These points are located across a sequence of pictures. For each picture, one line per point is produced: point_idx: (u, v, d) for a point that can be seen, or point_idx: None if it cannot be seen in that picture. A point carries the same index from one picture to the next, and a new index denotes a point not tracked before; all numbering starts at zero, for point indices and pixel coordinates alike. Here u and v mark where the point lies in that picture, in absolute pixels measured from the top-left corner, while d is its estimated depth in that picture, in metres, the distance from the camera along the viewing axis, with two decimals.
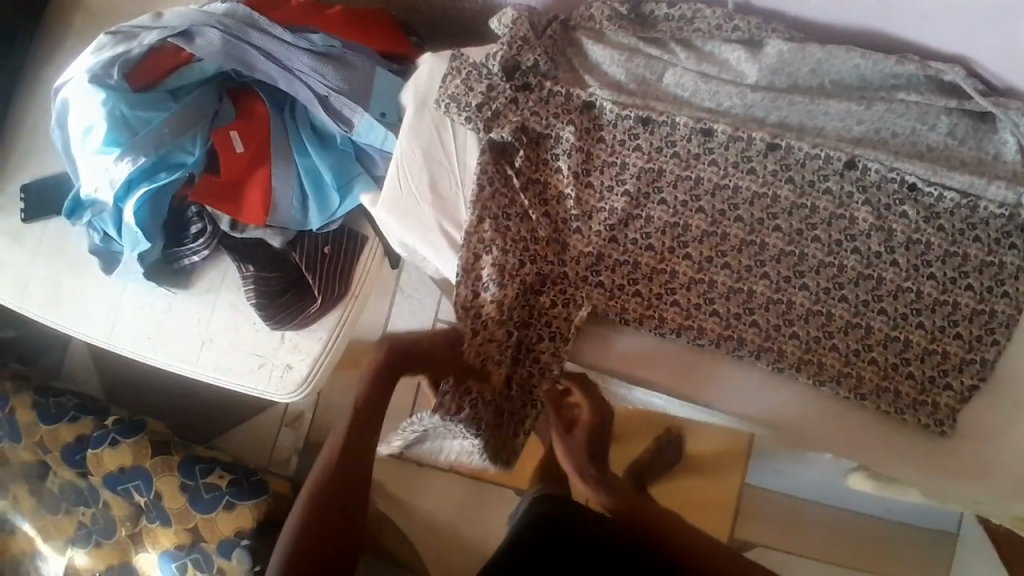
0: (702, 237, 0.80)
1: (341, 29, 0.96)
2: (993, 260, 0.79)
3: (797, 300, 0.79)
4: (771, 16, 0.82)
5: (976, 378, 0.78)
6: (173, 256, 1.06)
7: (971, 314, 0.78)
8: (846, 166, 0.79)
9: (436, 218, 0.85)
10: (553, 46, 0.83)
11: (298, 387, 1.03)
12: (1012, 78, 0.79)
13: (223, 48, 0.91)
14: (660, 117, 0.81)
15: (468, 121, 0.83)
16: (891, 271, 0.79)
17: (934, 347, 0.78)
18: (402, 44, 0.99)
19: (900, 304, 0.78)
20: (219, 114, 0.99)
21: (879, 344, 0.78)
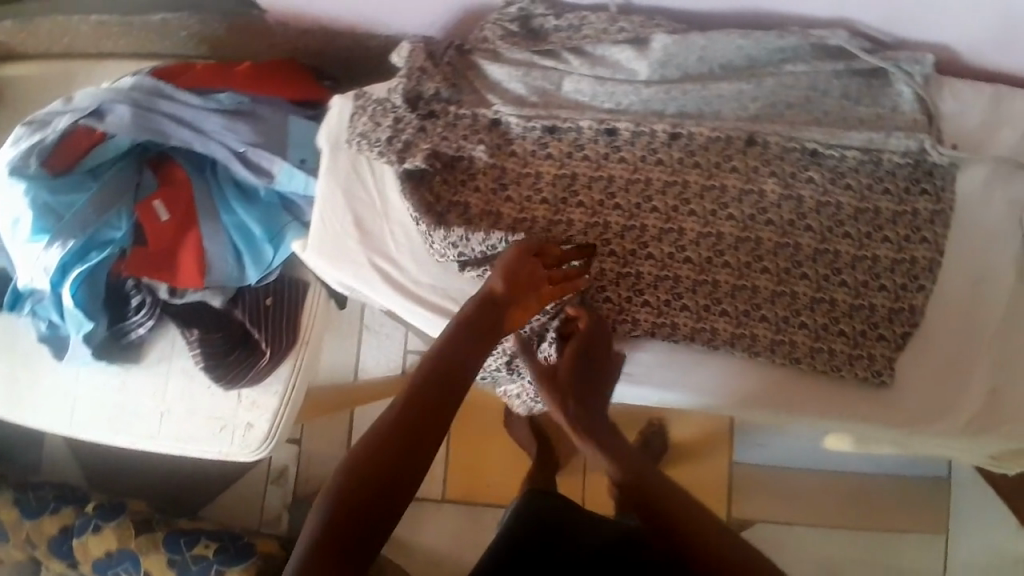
0: (624, 233, 0.83)
1: (251, 82, 0.97)
2: (904, 209, 0.82)
3: (721, 278, 0.82)
4: (654, 13, 0.85)
5: (907, 326, 0.81)
6: (119, 332, 1.05)
7: (891, 265, 0.81)
8: (747, 143, 0.83)
9: (365, 253, 0.87)
10: (458, 71, 0.86)
11: (261, 443, 1.03)
12: (888, 36, 0.83)
13: (134, 120, 0.92)
14: (565, 123, 0.84)
15: (381, 154, 0.85)
16: (805, 236, 0.82)
17: (861, 302, 0.81)
18: (313, 88, 1.01)
19: (820, 266, 0.81)
20: (141, 185, 1.00)
21: (807, 307, 0.81)
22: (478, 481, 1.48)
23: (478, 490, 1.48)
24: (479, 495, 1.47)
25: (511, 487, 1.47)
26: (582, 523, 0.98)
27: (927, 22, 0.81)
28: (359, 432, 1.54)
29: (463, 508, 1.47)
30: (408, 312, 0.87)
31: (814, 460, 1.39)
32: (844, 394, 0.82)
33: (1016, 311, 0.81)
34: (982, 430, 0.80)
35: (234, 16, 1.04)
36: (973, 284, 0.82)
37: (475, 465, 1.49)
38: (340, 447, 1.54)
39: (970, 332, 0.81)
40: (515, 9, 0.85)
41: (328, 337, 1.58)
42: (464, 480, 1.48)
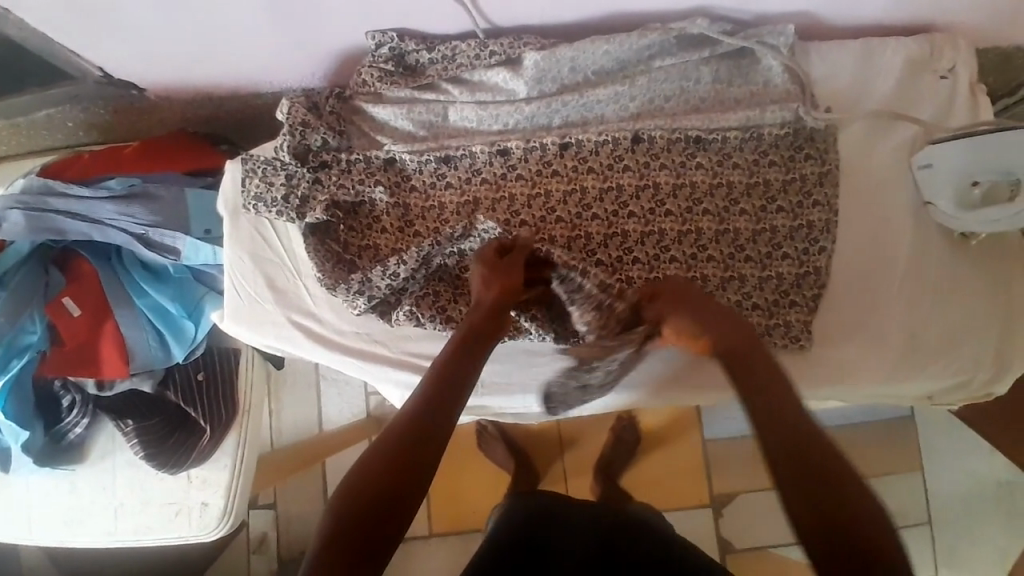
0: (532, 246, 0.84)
1: (140, 165, 1.00)
2: (794, 176, 0.85)
3: (634, 274, 0.84)
4: (523, 31, 0.88)
5: (815, 288, 0.84)
6: (57, 434, 1.03)
7: (790, 232, 0.84)
8: (634, 142, 0.85)
9: (283, 312, 0.86)
10: (343, 116, 0.87)
11: (219, 521, 1.01)
12: (745, 17, 0.87)
13: (30, 224, 0.91)
14: (457, 152, 0.86)
15: (280, 214, 0.85)
16: (706, 219, 0.84)
17: (769, 273, 0.84)
18: (208, 157, 1.03)
19: (725, 246, 0.84)
20: (49, 284, 0.97)
21: (718, 288, 0.83)
22: (461, 508, 1.47)
23: (463, 517, 1.46)
24: (466, 522, 1.46)
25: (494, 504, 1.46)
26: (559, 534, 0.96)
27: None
28: (334, 482, 1.52)
29: (452, 539, 1.46)
30: (337, 363, 0.86)
31: (779, 423, 1.41)
32: (772, 364, 0.84)
33: (917, 256, 0.85)
34: (908, 373, 0.83)
35: (118, 99, 1.04)
36: (871, 235, 0.86)
37: (456, 492, 1.47)
38: (319, 501, 1.52)
39: (879, 281, 0.85)
40: (387, 49, 0.87)
41: (285, 393, 1.56)
42: (448, 510, 1.47)
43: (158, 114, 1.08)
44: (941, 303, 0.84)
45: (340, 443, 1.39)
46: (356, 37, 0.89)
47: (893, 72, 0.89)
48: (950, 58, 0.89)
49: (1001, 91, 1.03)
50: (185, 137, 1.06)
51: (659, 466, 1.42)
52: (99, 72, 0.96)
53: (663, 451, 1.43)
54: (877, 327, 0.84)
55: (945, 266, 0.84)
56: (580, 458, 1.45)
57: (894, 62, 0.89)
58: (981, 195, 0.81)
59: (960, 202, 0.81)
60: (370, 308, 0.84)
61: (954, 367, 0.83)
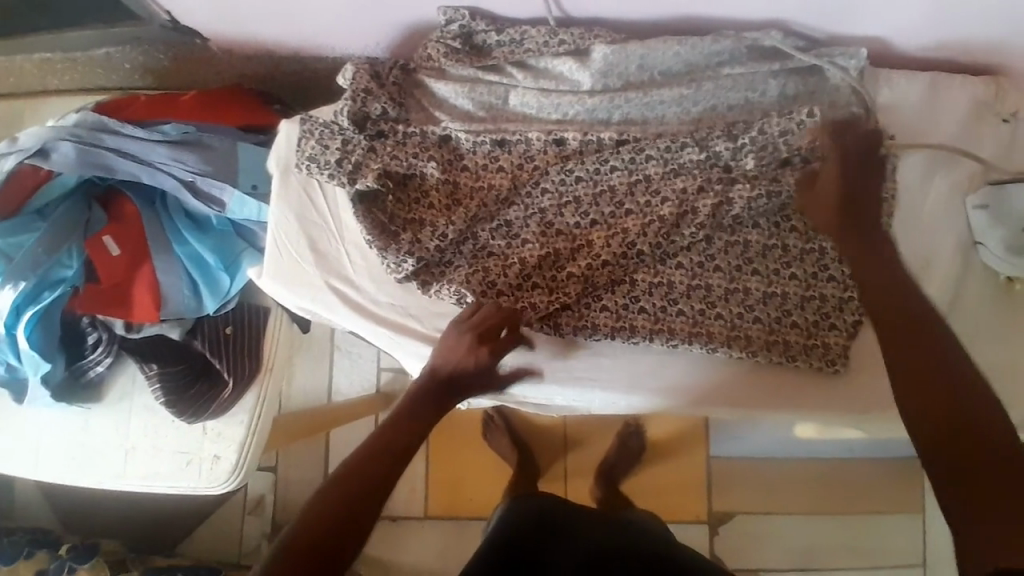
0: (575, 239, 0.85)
1: (193, 114, 1.02)
2: None
3: (676, 278, 0.84)
4: (593, 23, 0.87)
5: (857, 314, 0.82)
6: (78, 370, 1.03)
7: (839, 256, 0.83)
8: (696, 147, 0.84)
9: (322, 276, 0.86)
10: (404, 87, 0.87)
11: (230, 475, 1.01)
12: (815, 34, 0.87)
13: (80, 158, 0.93)
14: (514, 136, 0.85)
15: (332, 177, 0.85)
16: (754, 233, 0.84)
17: (811, 294, 0.83)
18: (263, 116, 1.06)
19: (770, 261, 0.84)
20: (90, 221, 0.99)
21: (759, 302, 0.83)
22: (459, 495, 1.47)
23: (461, 505, 1.46)
24: (463, 510, 1.46)
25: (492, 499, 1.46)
26: (558, 539, 0.96)
27: (855, 21, 0.84)
28: (336, 452, 1.52)
29: (447, 524, 1.46)
30: (370, 334, 0.86)
31: (788, 449, 1.40)
32: (806, 384, 0.83)
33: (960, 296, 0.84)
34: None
35: (177, 45, 1.04)
36: (919, 269, 0.85)
37: (456, 479, 1.47)
38: (319, 470, 1.52)
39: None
40: (456, 26, 0.87)
41: (298, 359, 1.56)
42: (446, 496, 1.47)
43: (214, 65, 1.08)
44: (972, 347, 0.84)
45: (349, 415, 1.39)
46: (425, 11, 0.88)
47: (962, 106, 0.87)
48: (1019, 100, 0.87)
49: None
50: (238, 93, 1.08)
51: (664, 476, 1.41)
52: (166, 16, 0.95)
53: (666, 463, 1.42)
54: None
55: (981, 310, 0.85)
56: (585, 459, 1.44)
57: (966, 97, 0.87)
58: None
59: (1009, 246, 0.81)
60: (413, 274, 0.84)
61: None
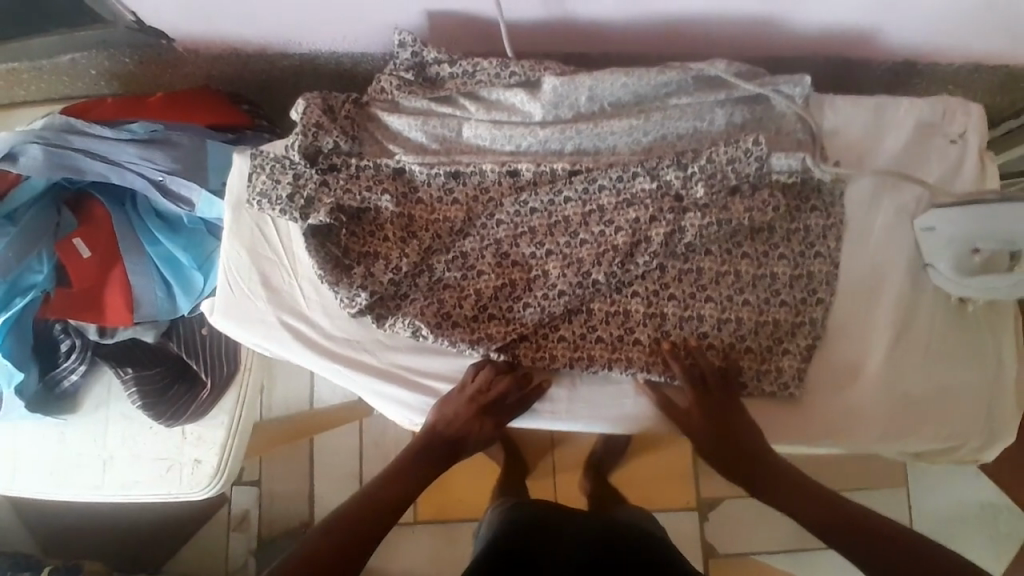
0: (529, 270, 0.85)
1: (163, 113, 1.05)
2: (799, 226, 0.85)
3: (632, 308, 0.84)
4: (550, 19, 0.94)
5: (809, 338, 0.83)
6: (52, 381, 1.04)
7: (789, 279, 0.84)
8: (645, 175, 0.84)
9: (273, 311, 0.87)
10: (357, 117, 0.87)
11: (211, 479, 1.01)
12: (757, 17, 0.91)
13: (49, 160, 0.94)
14: (468, 168, 0.85)
15: (281, 212, 0.85)
16: (707, 259, 0.84)
17: (765, 319, 0.83)
18: (233, 114, 1.08)
19: (724, 287, 0.84)
20: (61, 225, 0.99)
21: (714, 329, 0.83)
22: (450, 496, 1.47)
23: (451, 505, 1.47)
24: (452, 511, 1.47)
25: (481, 499, 1.46)
26: (555, 547, 0.96)
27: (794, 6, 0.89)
28: (320, 462, 1.51)
29: (439, 526, 1.46)
30: (324, 369, 0.86)
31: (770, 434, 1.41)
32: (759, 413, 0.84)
33: (917, 317, 0.85)
34: (890, 435, 0.82)
35: (144, 47, 1.05)
36: (867, 293, 0.86)
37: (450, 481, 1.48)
38: (304, 482, 1.51)
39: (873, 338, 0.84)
40: (408, 57, 0.87)
41: (277, 368, 1.57)
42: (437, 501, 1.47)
43: (183, 66, 1.10)
44: (929, 364, 0.84)
45: (333, 423, 1.39)
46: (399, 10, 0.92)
47: (906, 129, 0.88)
48: (964, 122, 0.88)
49: (1002, 115, 1.07)
50: (209, 92, 1.10)
51: (649, 464, 1.44)
52: (132, 16, 0.97)
53: (656, 453, 1.44)
54: (883, 380, 0.83)
55: (937, 329, 0.84)
56: (571, 455, 1.46)
57: (909, 121, 0.89)
58: (981, 262, 0.81)
59: (958, 266, 0.82)
60: (368, 308, 0.84)
61: (941, 430, 0.82)
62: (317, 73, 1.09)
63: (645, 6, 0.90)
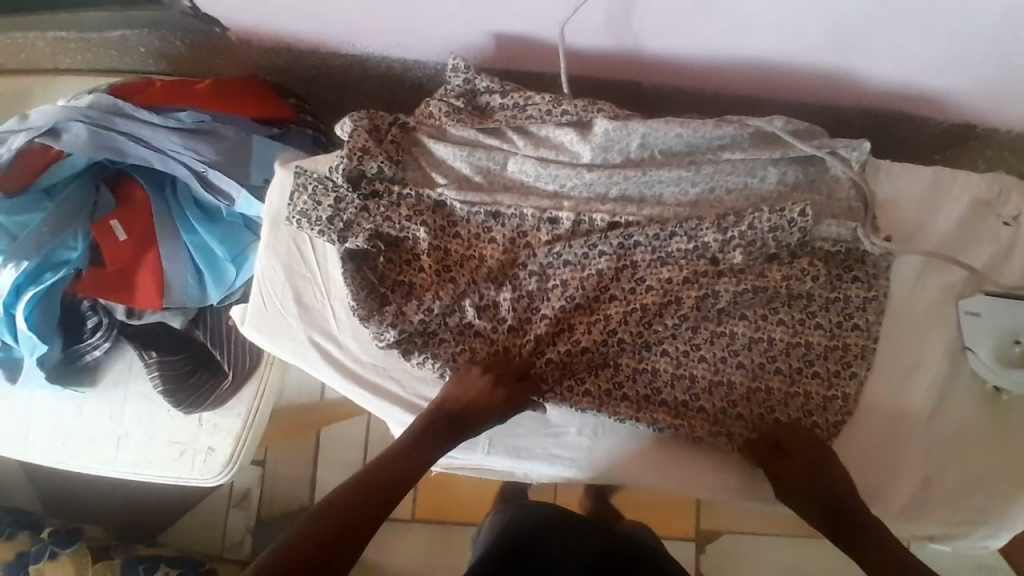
0: (558, 324, 0.83)
1: (210, 102, 0.98)
2: (838, 296, 0.81)
3: (661, 366, 0.82)
4: (622, 48, 0.90)
5: (841, 414, 0.80)
6: (74, 354, 1.04)
7: (824, 351, 0.80)
8: (685, 236, 0.81)
9: (305, 329, 0.86)
10: (403, 139, 0.87)
11: (223, 468, 1.01)
12: (836, 63, 0.87)
13: (93, 140, 0.91)
14: (508, 210, 0.84)
15: (322, 233, 0.85)
16: (740, 324, 0.81)
17: (796, 390, 0.80)
18: (281, 108, 1.02)
19: (756, 355, 0.80)
20: (97, 204, 0.98)
21: (743, 398, 0.80)
22: (449, 499, 1.47)
23: (450, 509, 1.46)
24: (451, 514, 1.46)
25: (479, 504, 1.46)
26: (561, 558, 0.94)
27: (863, 56, 0.85)
28: (325, 450, 1.51)
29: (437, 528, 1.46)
30: (349, 392, 0.86)
31: None
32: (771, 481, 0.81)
33: (950, 400, 0.80)
34: (910, 509, 0.79)
35: (196, 31, 1.04)
36: (909, 367, 0.81)
37: (451, 485, 1.47)
38: (307, 469, 1.52)
39: (905, 418, 0.80)
40: (461, 85, 0.87)
41: None
42: (436, 502, 1.47)
43: (231, 54, 1.08)
44: (960, 448, 0.79)
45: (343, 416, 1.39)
46: (455, 26, 0.91)
47: (962, 206, 0.84)
48: (1019, 205, 0.84)
49: None
50: (259, 82, 1.04)
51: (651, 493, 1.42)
52: (187, 2, 0.96)
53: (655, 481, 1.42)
54: (915, 465, 0.79)
55: (971, 414, 0.80)
56: None
57: (963, 195, 0.85)
58: (1022, 355, 0.77)
59: (999, 356, 0.78)
60: (398, 341, 0.84)
61: (959, 519, 0.79)
62: (362, 78, 1.07)
63: (729, 45, 0.87)
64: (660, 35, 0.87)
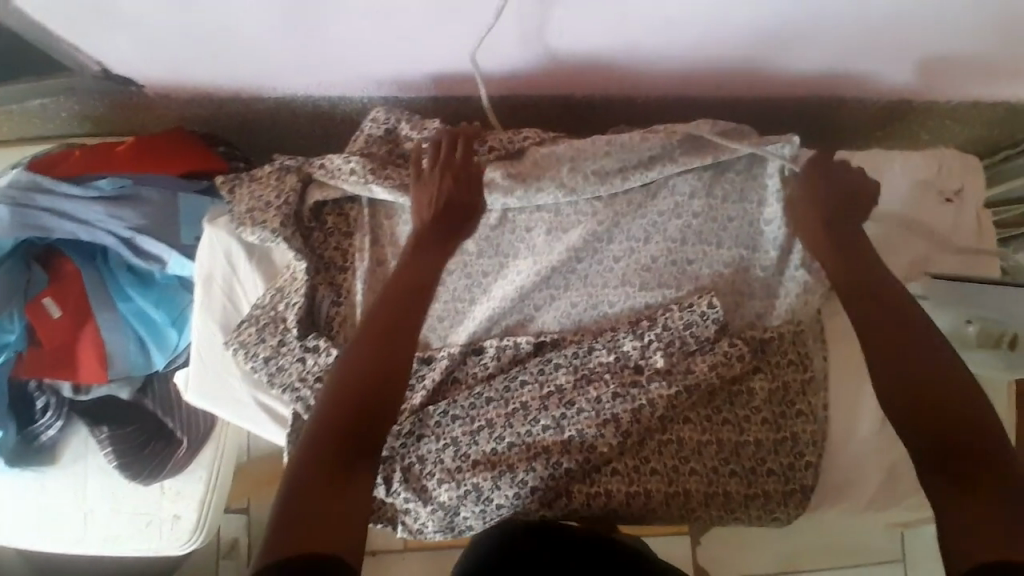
0: (496, 466, 0.76)
1: (134, 164, 0.96)
2: (778, 385, 0.75)
3: (613, 487, 0.75)
4: (544, 67, 0.89)
5: (801, 508, 0.74)
6: (31, 434, 1.01)
7: (775, 445, 0.74)
8: (609, 349, 0.77)
9: (248, 390, 0.83)
10: (349, 252, 0.83)
11: (192, 534, 0.99)
12: (758, 57, 0.86)
13: (15, 220, 0.88)
14: (438, 352, 0.80)
15: (256, 370, 0.80)
16: (687, 427, 0.76)
17: (755, 491, 0.74)
18: (206, 161, 0.99)
19: (708, 457, 0.75)
20: (30, 281, 0.94)
21: (702, 504, 0.75)
22: None
23: None
24: None
25: None
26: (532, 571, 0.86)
27: (789, 47, 0.84)
28: None
29: None
30: None
31: None
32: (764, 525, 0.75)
33: None
34: (884, 504, 0.76)
35: (115, 93, 1.02)
36: (874, 451, 0.76)
37: None
38: None
39: (878, 502, 0.76)
40: (383, 129, 0.85)
41: None
42: None
43: (154, 111, 1.05)
44: None
45: None
46: (373, 61, 0.89)
47: (902, 187, 0.84)
48: (961, 180, 0.84)
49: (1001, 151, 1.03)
50: (182, 136, 1.01)
51: None
52: (98, 66, 0.94)
53: None
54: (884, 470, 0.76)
55: None
56: None
57: (906, 176, 0.84)
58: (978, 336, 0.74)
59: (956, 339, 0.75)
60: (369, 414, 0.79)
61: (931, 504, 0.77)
62: (292, 120, 1.05)
63: (650, 52, 0.86)
64: (579, 52, 0.86)
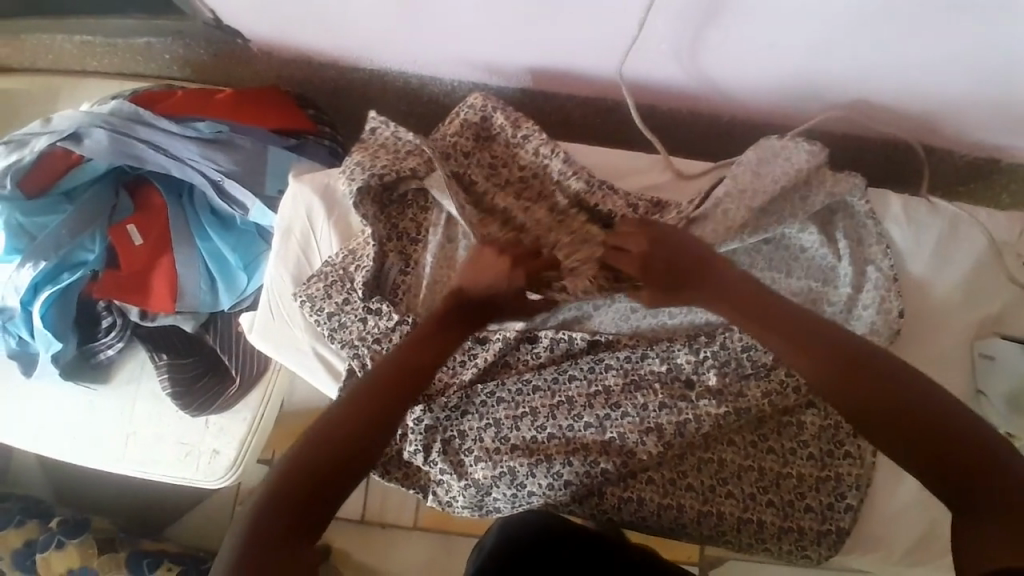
0: (533, 454, 0.77)
1: (230, 112, 1.00)
2: (829, 423, 0.75)
3: (646, 495, 0.77)
4: (636, 76, 0.91)
5: (834, 550, 0.74)
6: (89, 351, 1.05)
7: (815, 483, 0.75)
8: (662, 360, 0.78)
9: (309, 340, 0.86)
10: (422, 225, 0.85)
11: (227, 470, 1.02)
12: (853, 96, 0.86)
13: (112, 147, 0.94)
14: (494, 334, 0.81)
15: (318, 324, 0.83)
16: (729, 450, 0.76)
17: (790, 524, 0.75)
18: (298, 119, 1.03)
19: (747, 482, 0.75)
20: (116, 207, 1.01)
21: (733, 528, 0.75)
22: None
23: None
24: None
25: None
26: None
27: (887, 90, 0.83)
28: None
29: None
30: None
31: None
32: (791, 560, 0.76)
33: None
34: (917, 558, 0.76)
35: (220, 44, 1.06)
36: (918, 502, 0.75)
37: None
38: None
39: (913, 555, 0.75)
40: (476, 115, 0.88)
41: None
42: None
43: (253, 66, 1.10)
44: None
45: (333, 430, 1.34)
46: (472, 46, 0.92)
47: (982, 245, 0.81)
48: None
49: None
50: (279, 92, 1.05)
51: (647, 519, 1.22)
52: (209, 15, 0.98)
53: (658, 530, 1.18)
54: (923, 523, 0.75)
55: None
56: None
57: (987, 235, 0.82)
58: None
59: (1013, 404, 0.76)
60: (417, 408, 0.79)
61: None
62: (379, 92, 1.08)
63: (745, 76, 0.86)
64: (672, 66, 0.87)
